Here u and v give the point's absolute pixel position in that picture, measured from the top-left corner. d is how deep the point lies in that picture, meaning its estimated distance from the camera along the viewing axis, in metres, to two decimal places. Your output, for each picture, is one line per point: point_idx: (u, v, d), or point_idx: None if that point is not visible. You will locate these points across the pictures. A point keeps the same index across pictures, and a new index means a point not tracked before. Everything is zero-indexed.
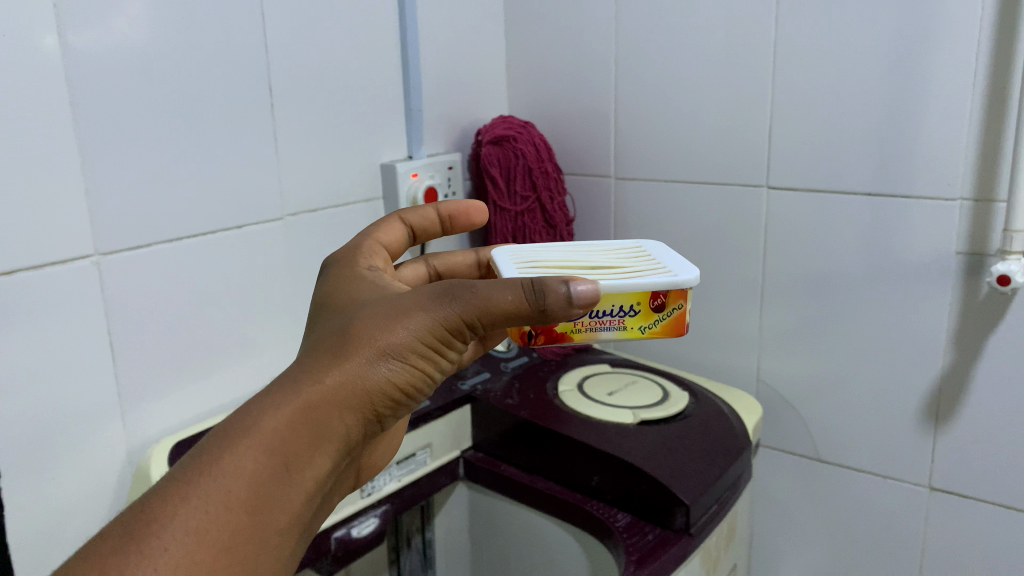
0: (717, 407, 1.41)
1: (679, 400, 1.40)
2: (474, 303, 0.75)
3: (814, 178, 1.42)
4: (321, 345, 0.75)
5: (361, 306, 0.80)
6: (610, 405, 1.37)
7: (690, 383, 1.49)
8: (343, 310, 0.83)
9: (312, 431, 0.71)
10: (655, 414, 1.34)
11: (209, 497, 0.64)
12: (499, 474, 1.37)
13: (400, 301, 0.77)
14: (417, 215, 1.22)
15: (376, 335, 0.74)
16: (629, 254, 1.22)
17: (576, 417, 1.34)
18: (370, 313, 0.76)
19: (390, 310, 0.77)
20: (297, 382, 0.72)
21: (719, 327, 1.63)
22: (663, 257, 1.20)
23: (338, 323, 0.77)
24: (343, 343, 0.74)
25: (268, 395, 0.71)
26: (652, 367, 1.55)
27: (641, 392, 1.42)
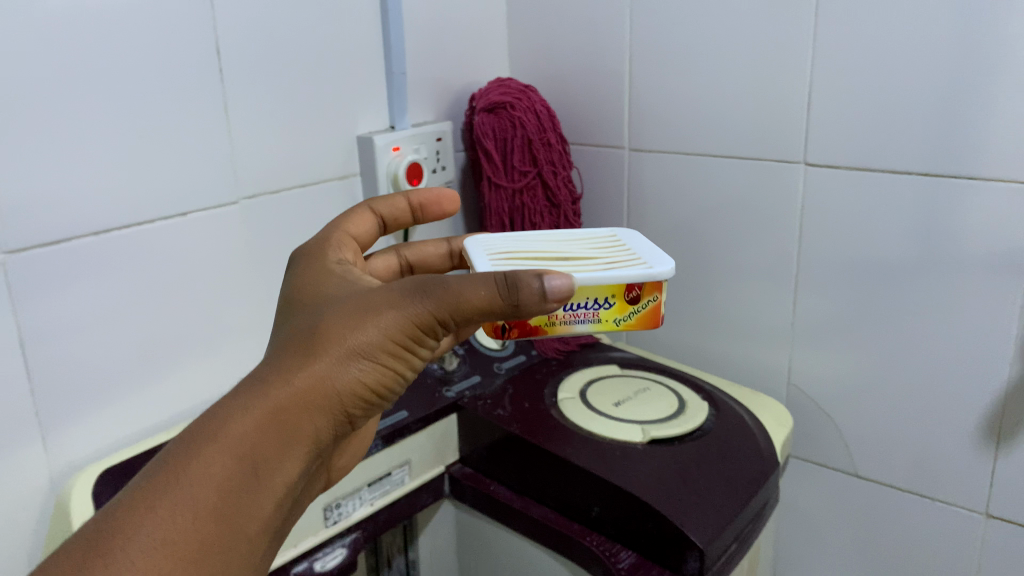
0: (740, 420, 1.22)
1: (696, 412, 1.21)
2: (447, 300, 0.70)
3: (863, 154, 1.21)
4: (286, 344, 0.71)
5: (332, 300, 0.76)
6: (616, 419, 1.19)
7: (710, 390, 1.30)
8: (313, 303, 0.79)
9: (281, 434, 0.67)
10: (666, 431, 1.16)
11: (174, 506, 0.61)
12: (488, 495, 1.20)
13: (369, 295, 0.73)
14: (387, 203, 1.06)
15: (342, 333, 0.70)
16: (601, 240, 1.09)
17: (575, 434, 1.16)
18: (336, 308, 0.72)
19: (358, 304, 0.72)
20: (261, 383, 0.68)
21: (745, 322, 1.43)
22: (640, 244, 1.08)
23: (306, 319, 0.74)
24: (309, 341, 0.70)
25: (231, 398, 0.67)
26: (666, 368, 1.36)
27: (652, 402, 1.24)
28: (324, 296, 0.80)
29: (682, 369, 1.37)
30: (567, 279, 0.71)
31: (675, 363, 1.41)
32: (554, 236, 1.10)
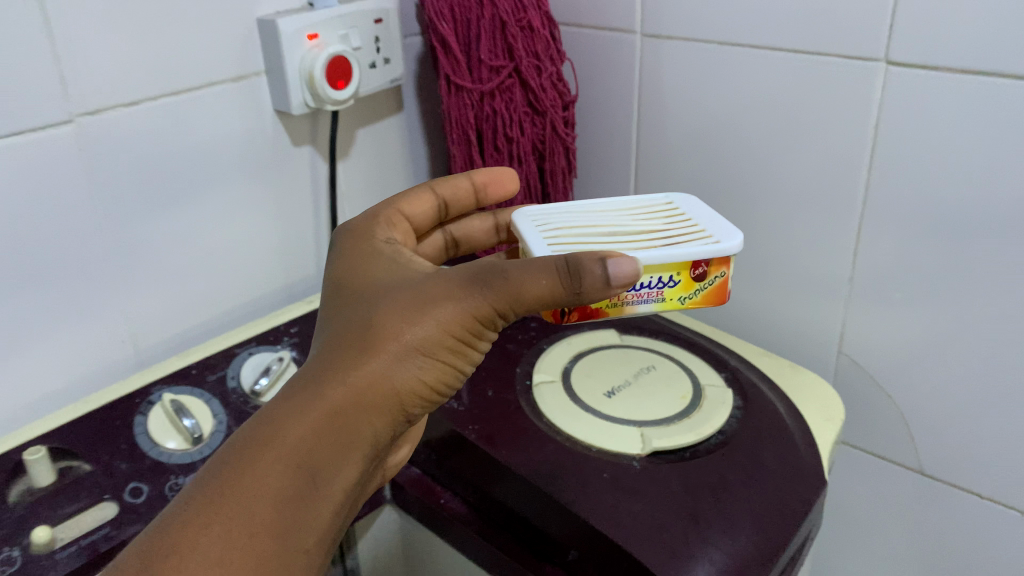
0: (774, 420, 0.91)
1: (715, 409, 0.90)
2: (504, 292, 0.64)
3: (979, 56, 0.83)
4: (332, 343, 0.66)
5: (369, 309, 0.66)
6: (608, 420, 0.88)
7: (734, 371, 0.98)
8: (345, 301, 0.69)
9: (339, 437, 0.63)
10: (676, 439, 0.85)
11: (237, 522, 0.59)
12: (438, 512, 0.92)
13: (421, 287, 0.67)
14: (448, 183, 0.87)
15: (394, 330, 0.64)
16: (645, 205, 0.90)
17: (551, 443, 0.86)
18: (386, 306, 0.66)
19: (410, 299, 0.66)
20: (307, 395, 0.62)
21: (786, 271, 1.09)
22: (693, 209, 0.89)
23: (350, 324, 0.66)
24: (359, 342, 0.64)
25: (278, 411, 0.62)
26: (678, 337, 1.04)
27: (657, 391, 0.92)
28: (362, 275, 0.71)
29: (700, 337, 1.05)
30: (633, 262, 0.65)
31: (691, 324, 1.08)
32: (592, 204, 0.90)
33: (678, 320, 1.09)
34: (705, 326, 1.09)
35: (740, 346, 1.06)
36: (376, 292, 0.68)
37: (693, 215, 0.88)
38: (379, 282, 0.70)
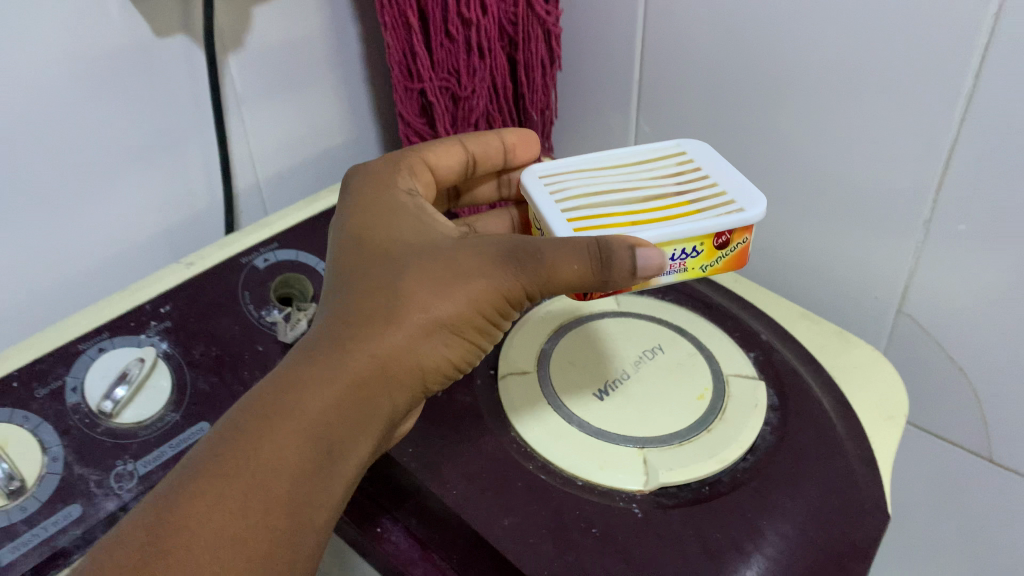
0: (823, 426, 0.67)
1: (746, 421, 0.66)
2: (535, 274, 0.55)
3: None
4: (363, 286, 0.59)
5: (404, 237, 0.62)
6: (600, 438, 0.65)
7: (767, 354, 0.74)
8: (372, 233, 0.62)
9: (358, 413, 0.55)
10: (692, 471, 0.62)
11: (241, 500, 0.50)
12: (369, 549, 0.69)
13: (453, 249, 0.59)
14: (478, 141, 0.75)
15: (425, 293, 0.57)
16: (653, 158, 0.68)
17: (522, 475, 0.62)
18: (417, 252, 0.60)
19: (444, 257, 0.58)
20: (336, 349, 0.55)
21: (831, 205, 0.82)
22: (709, 156, 0.67)
23: (382, 257, 0.60)
24: (389, 291, 0.57)
25: (301, 364, 0.55)
26: (690, 304, 0.79)
27: (666, 392, 0.68)
28: (387, 214, 0.63)
29: (719, 299, 0.80)
30: (659, 255, 0.54)
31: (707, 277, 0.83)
32: (590, 158, 0.68)
33: None
34: (723, 279, 0.84)
35: (770, 308, 0.81)
36: (406, 238, 0.62)
37: (710, 167, 0.65)
38: (404, 230, 0.62)
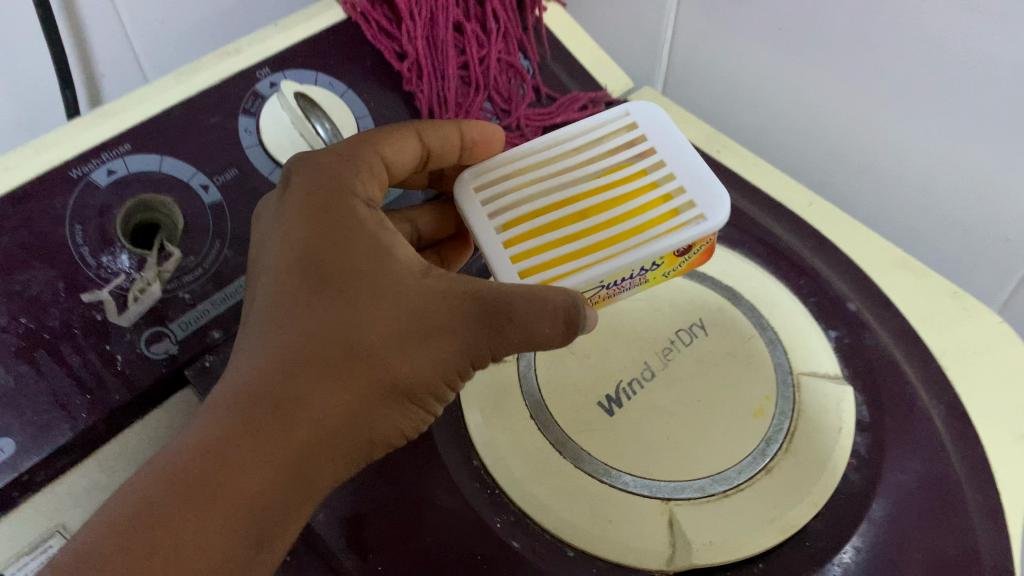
0: (935, 466, 0.45)
1: (822, 461, 0.45)
2: (501, 328, 0.38)
3: None
4: (288, 319, 0.38)
5: (342, 237, 0.40)
6: (604, 481, 0.43)
7: (854, 336, 0.50)
8: (287, 228, 0.40)
9: (292, 494, 0.36)
10: (738, 547, 0.42)
11: None
12: None
13: (411, 278, 0.39)
14: (435, 136, 0.45)
15: (381, 347, 0.38)
16: (599, 133, 0.44)
17: (485, 543, 0.41)
18: (363, 271, 0.39)
19: (399, 289, 0.39)
20: (271, 417, 0.35)
21: None
22: (667, 136, 0.44)
23: (311, 277, 0.39)
24: (333, 335, 0.37)
25: (223, 435, 0.34)
26: (744, 249, 0.54)
27: (706, 402, 0.46)
28: (309, 197, 0.41)
29: (787, 236, 0.55)
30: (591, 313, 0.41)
31: (769, 198, 0.57)
32: (529, 147, 0.44)
33: (743, 187, 0.58)
34: (792, 200, 0.58)
35: (855, 253, 0.56)
36: (341, 237, 0.40)
37: (667, 151, 0.43)
38: (331, 222, 0.40)
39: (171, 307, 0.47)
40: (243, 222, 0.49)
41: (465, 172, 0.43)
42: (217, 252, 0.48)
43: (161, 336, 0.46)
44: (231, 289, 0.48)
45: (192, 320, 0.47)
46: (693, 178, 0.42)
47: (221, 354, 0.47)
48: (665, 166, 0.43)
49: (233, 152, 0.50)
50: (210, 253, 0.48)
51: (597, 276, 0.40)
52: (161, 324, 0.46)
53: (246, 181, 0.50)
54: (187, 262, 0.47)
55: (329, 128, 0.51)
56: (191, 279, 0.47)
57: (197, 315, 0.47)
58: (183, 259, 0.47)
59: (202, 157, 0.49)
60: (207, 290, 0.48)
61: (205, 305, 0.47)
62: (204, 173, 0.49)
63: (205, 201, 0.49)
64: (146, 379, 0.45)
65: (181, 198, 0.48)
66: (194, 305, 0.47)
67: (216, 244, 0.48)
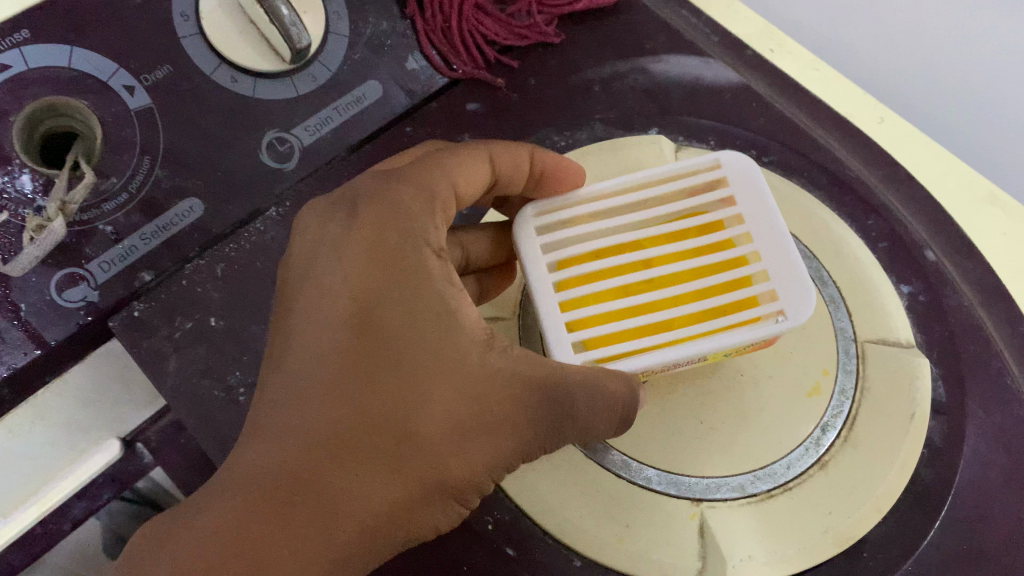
0: (1022, 463, 0.38)
1: (889, 455, 0.36)
2: (562, 418, 0.31)
3: None
4: (328, 389, 0.29)
5: (399, 290, 0.31)
6: (623, 475, 0.35)
7: (932, 295, 0.41)
8: (339, 264, 0.31)
9: None
10: (781, 565, 0.34)
11: None
12: None
13: (477, 354, 0.31)
14: (505, 156, 0.36)
15: (434, 444, 0.29)
16: (683, 182, 0.36)
17: (472, 550, 0.34)
18: (422, 338, 0.30)
19: (464, 369, 0.30)
20: (293, 524, 0.27)
21: None
22: (761, 198, 0.35)
23: (357, 336, 0.30)
24: (378, 422, 0.29)
25: (221, 532, 0.27)
26: (802, 177, 0.45)
27: (750, 378, 0.37)
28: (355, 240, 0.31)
29: (853, 165, 0.45)
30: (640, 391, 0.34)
31: (834, 113, 0.47)
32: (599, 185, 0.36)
33: (802, 99, 0.47)
34: (858, 116, 0.48)
35: (930, 183, 0.46)
36: (396, 287, 0.31)
37: (765, 218, 0.35)
38: (390, 269, 0.31)
39: (88, 242, 0.37)
40: (179, 134, 0.39)
41: (528, 206, 0.35)
42: (147, 172, 0.38)
43: (76, 279, 0.37)
44: (166, 219, 0.38)
45: (117, 258, 0.37)
46: (785, 262, 0.34)
47: (153, 300, 0.38)
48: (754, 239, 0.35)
49: (165, 42, 0.39)
50: (137, 172, 0.38)
51: (655, 364, 0.33)
52: (76, 265, 0.37)
53: (182, 81, 0.39)
54: (108, 184, 0.37)
55: (291, 9, 0.38)
56: (114, 206, 0.37)
57: (123, 253, 0.37)
58: (103, 180, 0.37)
59: (124, 48, 0.39)
60: (135, 221, 0.38)
61: (133, 240, 0.38)
62: (127, 69, 0.39)
63: (130, 106, 0.38)
64: (59, 333, 0.36)
65: (96, 102, 0.38)
66: (119, 240, 0.37)
67: (144, 160, 0.38)
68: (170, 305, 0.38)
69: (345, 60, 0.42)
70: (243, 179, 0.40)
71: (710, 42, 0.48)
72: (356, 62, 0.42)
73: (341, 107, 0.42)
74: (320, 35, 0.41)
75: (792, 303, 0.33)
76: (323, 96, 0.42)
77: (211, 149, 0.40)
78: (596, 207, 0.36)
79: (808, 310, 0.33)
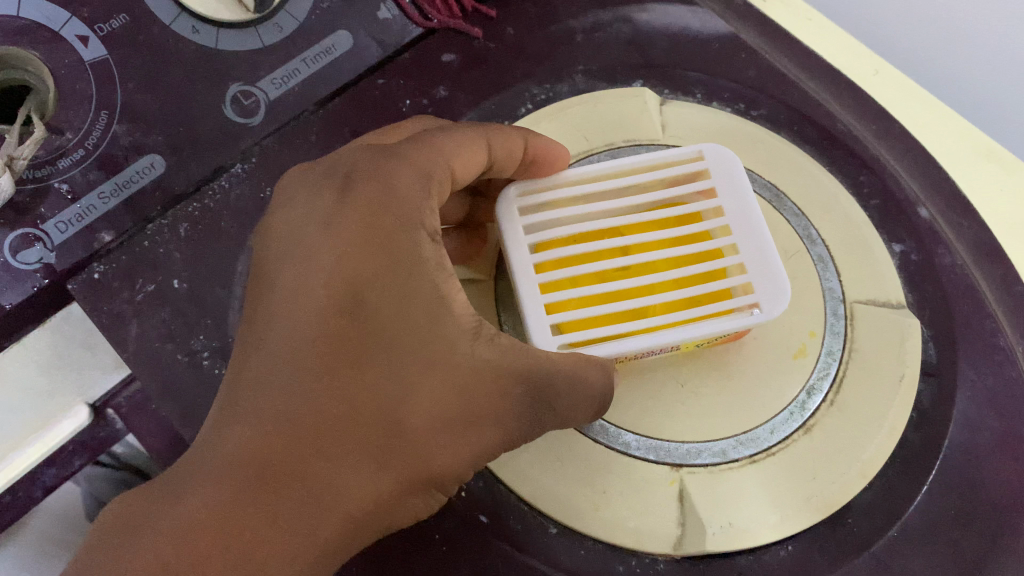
0: (1013, 427, 0.36)
1: (877, 419, 0.35)
2: (546, 405, 0.31)
3: None
4: (319, 377, 0.28)
5: (392, 276, 0.29)
6: (601, 441, 0.34)
7: (924, 254, 0.40)
8: (330, 247, 0.30)
9: None
10: (762, 533, 0.33)
11: None
12: None
13: (467, 344, 0.29)
14: (502, 140, 0.33)
15: (421, 437, 0.29)
16: (662, 172, 0.35)
17: (444, 518, 0.33)
18: (413, 325, 0.29)
19: (455, 360, 0.29)
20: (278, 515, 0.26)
21: None
22: (741, 190, 0.34)
23: (350, 321, 0.29)
24: (366, 415, 0.28)
25: (202, 519, 0.26)
26: (791, 131, 0.43)
27: (734, 341, 0.36)
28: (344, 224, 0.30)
29: (846, 118, 0.43)
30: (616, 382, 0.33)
31: (827, 65, 0.45)
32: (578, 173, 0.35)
33: (793, 50, 0.45)
34: (853, 69, 0.46)
35: (924, 138, 0.45)
36: (388, 273, 0.29)
37: (742, 212, 0.34)
38: (381, 254, 0.30)
39: (42, 201, 0.35)
40: (138, 87, 0.37)
41: (510, 186, 0.34)
42: (104, 128, 0.37)
43: (32, 240, 0.35)
44: (125, 177, 0.37)
45: (75, 218, 0.36)
46: (763, 255, 0.33)
47: (114, 262, 0.37)
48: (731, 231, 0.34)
49: None
50: (94, 127, 0.36)
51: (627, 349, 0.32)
52: (31, 225, 0.35)
53: (140, 31, 0.38)
54: (63, 140, 0.36)
55: None
56: (70, 163, 0.36)
57: (80, 212, 0.36)
58: (57, 136, 0.36)
59: None
60: (93, 178, 0.36)
61: (91, 199, 0.36)
62: (80, 18, 0.37)
63: (84, 58, 0.37)
64: (15, 298, 0.34)
65: (48, 53, 0.36)
66: (76, 199, 0.36)
67: (101, 115, 0.37)
68: (131, 268, 0.37)
69: (313, 8, 0.40)
70: (206, 135, 0.38)
71: None
72: (324, 11, 0.40)
73: (308, 58, 0.40)
74: None
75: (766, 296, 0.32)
76: (289, 46, 0.40)
77: (171, 103, 0.38)
78: (576, 191, 0.34)
79: (782, 304, 0.32)
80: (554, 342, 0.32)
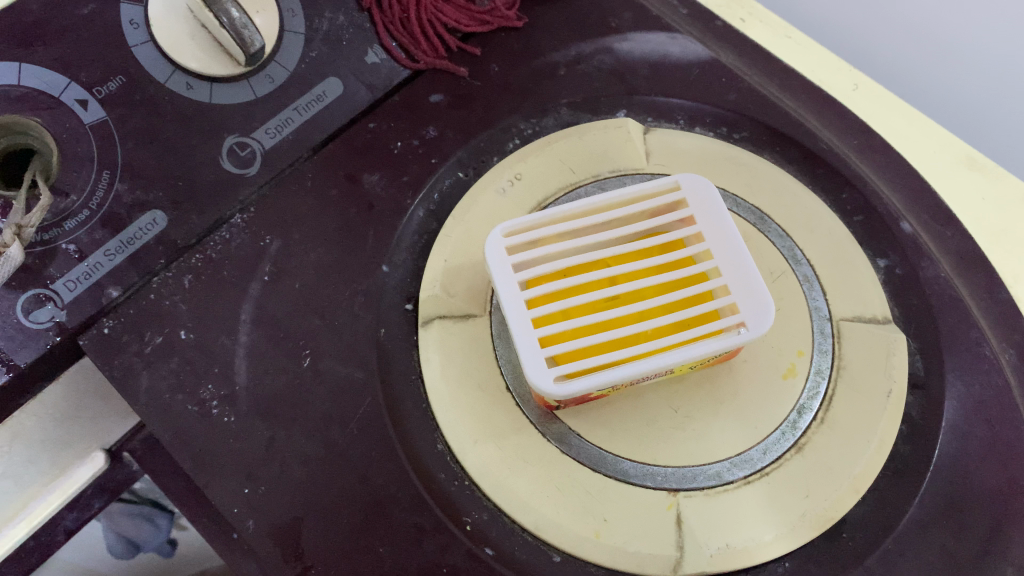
0: (1001, 434, 0.37)
1: (867, 433, 0.36)
2: (467, 504, 0.36)
3: None
4: None
5: (236, 440, 0.36)
6: (599, 470, 0.35)
7: (908, 267, 0.41)
8: (179, 415, 0.37)
9: None
10: (758, 551, 0.35)
11: None
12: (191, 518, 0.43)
13: (308, 471, 0.36)
14: (330, 223, 0.40)
15: (267, 541, 0.35)
16: (643, 202, 0.36)
17: (452, 552, 0.35)
18: (255, 463, 0.36)
19: (287, 478, 0.36)
20: None
21: None
22: (719, 213, 0.36)
23: (278, 484, 0.36)
24: None
25: None
26: (773, 152, 0.44)
27: (724, 364, 0.37)
28: (218, 396, 0.37)
29: (827, 136, 0.44)
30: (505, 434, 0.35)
31: (806, 82, 0.46)
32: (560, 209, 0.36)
33: (774, 71, 0.46)
34: (832, 83, 0.48)
35: (905, 151, 0.46)
36: (235, 436, 0.36)
37: (722, 233, 0.35)
38: (230, 421, 0.37)
39: (51, 262, 0.37)
40: (138, 146, 0.39)
41: (498, 226, 0.35)
42: (107, 187, 0.38)
43: (43, 299, 0.36)
44: (130, 233, 0.38)
45: (83, 276, 0.37)
46: (745, 270, 0.34)
47: (122, 316, 0.38)
48: (712, 254, 0.35)
49: (115, 52, 0.39)
50: (97, 187, 0.38)
51: (620, 376, 0.32)
52: (41, 286, 0.36)
53: (137, 91, 0.39)
54: (68, 203, 0.37)
55: (242, 11, 0.38)
56: (75, 224, 0.37)
57: (88, 270, 0.37)
58: (62, 198, 0.37)
59: (76, 60, 0.38)
60: (99, 237, 0.37)
61: (97, 256, 0.37)
62: (79, 83, 0.38)
63: (84, 121, 0.38)
64: (28, 356, 0.36)
65: (50, 120, 0.37)
66: (83, 257, 0.37)
67: (103, 175, 0.38)
68: (138, 321, 0.38)
69: (302, 58, 0.41)
70: (206, 186, 0.39)
71: (678, 15, 0.47)
72: (313, 60, 0.41)
73: (301, 107, 0.41)
74: (274, 37, 0.40)
75: (753, 309, 0.33)
76: (281, 96, 0.41)
77: (170, 159, 0.39)
78: (561, 227, 0.35)
79: (768, 318, 0.33)
80: (548, 372, 0.32)
